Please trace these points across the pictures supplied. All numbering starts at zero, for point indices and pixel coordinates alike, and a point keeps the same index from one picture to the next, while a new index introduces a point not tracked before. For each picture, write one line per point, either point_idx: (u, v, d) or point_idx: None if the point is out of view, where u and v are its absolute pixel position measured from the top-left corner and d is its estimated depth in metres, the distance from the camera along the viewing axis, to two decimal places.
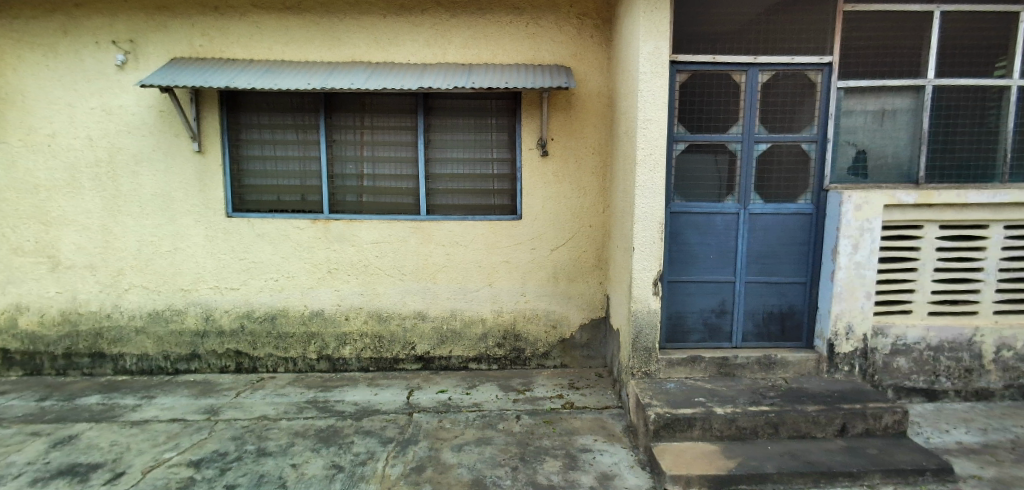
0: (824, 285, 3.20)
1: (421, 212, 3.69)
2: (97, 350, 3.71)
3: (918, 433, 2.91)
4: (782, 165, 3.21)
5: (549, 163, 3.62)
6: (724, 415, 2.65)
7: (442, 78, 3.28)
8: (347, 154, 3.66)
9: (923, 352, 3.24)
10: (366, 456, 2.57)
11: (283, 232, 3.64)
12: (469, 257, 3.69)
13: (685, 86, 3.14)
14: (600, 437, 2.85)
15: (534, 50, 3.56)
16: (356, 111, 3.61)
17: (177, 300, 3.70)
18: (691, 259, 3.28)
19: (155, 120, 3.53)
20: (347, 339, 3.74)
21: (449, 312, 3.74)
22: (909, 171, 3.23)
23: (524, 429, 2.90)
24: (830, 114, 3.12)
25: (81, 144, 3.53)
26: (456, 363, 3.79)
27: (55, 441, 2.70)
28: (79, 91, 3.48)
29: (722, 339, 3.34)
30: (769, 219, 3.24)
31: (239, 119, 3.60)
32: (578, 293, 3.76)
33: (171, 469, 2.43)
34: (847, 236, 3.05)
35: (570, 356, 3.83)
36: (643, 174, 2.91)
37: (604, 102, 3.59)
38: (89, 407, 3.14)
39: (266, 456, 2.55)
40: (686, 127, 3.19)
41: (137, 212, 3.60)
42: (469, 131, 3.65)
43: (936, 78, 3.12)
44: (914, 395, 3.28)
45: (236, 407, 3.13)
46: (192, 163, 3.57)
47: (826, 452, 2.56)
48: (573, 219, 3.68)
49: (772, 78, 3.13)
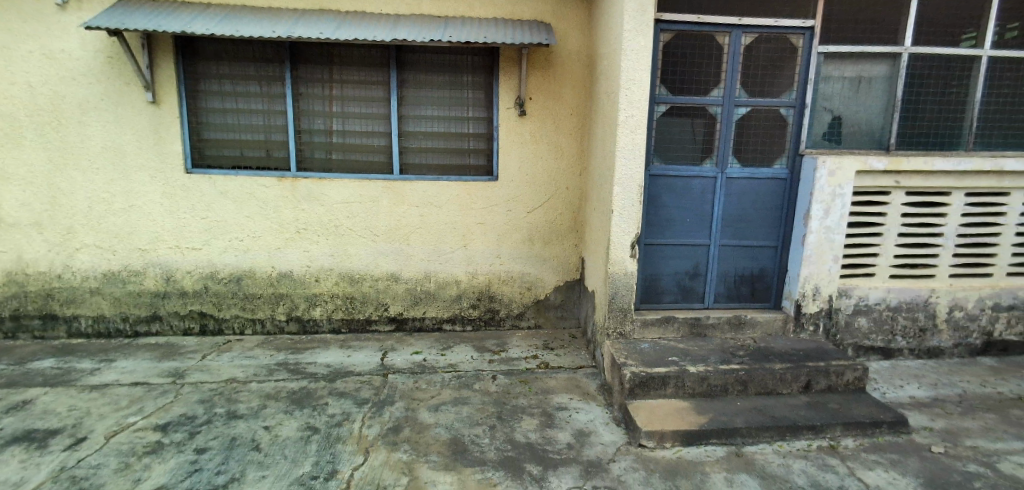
0: (794, 249, 3.27)
1: (393, 171, 3.54)
2: (48, 312, 3.50)
3: (874, 389, 3.07)
4: (761, 130, 3.21)
5: (527, 123, 3.52)
6: (696, 373, 2.72)
7: (417, 30, 3.08)
8: (314, 109, 3.45)
9: (882, 313, 3.38)
10: (341, 417, 2.54)
11: (247, 190, 3.45)
12: (444, 217, 3.60)
13: (667, 46, 3.06)
14: (575, 395, 2.89)
15: (512, 4, 3.39)
16: (323, 62, 3.39)
17: (135, 261, 3.50)
18: (668, 222, 3.28)
19: (101, 66, 3.22)
20: (318, 300, 3.64)
21: (423, 274, 3.67)
22: (880, 138, 3.27)
23: (500, 388, 2.92)
24: (809, 80, 3.11)
25: (18, 91, 3.21)
26: (431, 324, 3.76)
27: (7, 407, 2.53)
28: (12, 31, 3.13)
29: (695, 301, 3.40)
30: (745, 184, 3.26)
31: (196, 68, 3.33)
32: (553, 255, 3.75)
33: (136, 433, 2.33)
34: (820, 201, 3.09)
35: (544, 317, 3.85)
36: (624, 136, 2.85)
37: (584, 61, 3.47)
38: (42, 371, 2.96)
39: (237, 419, 2.48)
40: (668, 88, 3.12)
41: (85, 166, 3.33)
42: (444, 88, 3.49)
43: (913, 45, 3.12)
44: (872, 354, 3.44)
45: (202, 370, 3.03)
46: (145, 114, 3.30)
47: (791, 407, 2.68)
48: (549, 181, 3.62)
49: (755, 41, 3.08)
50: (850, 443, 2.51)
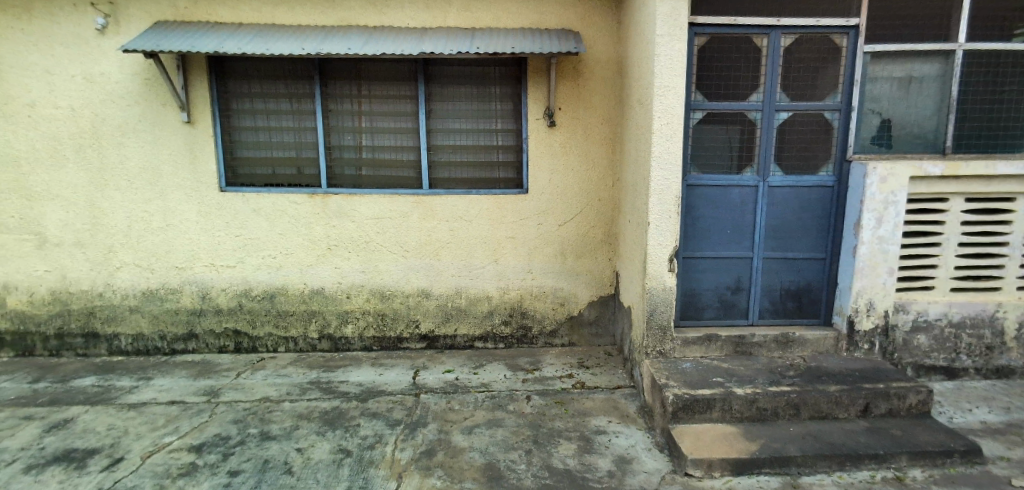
0: (844, 261, 3.07)
1: (423, 186, 3.52)
2: (90, 330, 3.58)
3: (940, 413, 2.84)
4: (804, 136, 3.05)
5: (556, 134, 3.44)
6: (744, 396, 2.56)
7: (444, 42, 3.06)
8: (344, 125, 3.47)
9: (944, 330, 3.14)
10: (373, 440, 2.48)
11: (280, 208, 3.48)
12: (474, 232, 3.54)
13: (702, 50, 2.95)
14: (613, 418, 2.76)
15: (539, 14, 3.34)
16: (352, 78, 3.41)
17: (172, 279, 3.56)
18: (706, 234, 3.13)
19: (140, 88, 3.31)
20: (349, 318, 3.63)
21: (454, 290, 3.61)
22: (934, 141, 3.06)
23: (535, 410, 2.82)
24: (855, 81, 2.94)
25: (63, 114, 3.33)
26: (462, 341, 3.69)
27: (50, 425, 2.57)
28: (57, 57, 3.26)
29: (737, 317, 3.23)
30: (788, 192, 3.09)
31: (229, 87, 3.39)
32: (586, 269, 3.64)
33: (171, 454, 2.32)
34: (871, 210, 2.89)
35: (578, 334, 3.73)
36: (659, 145, 2.74)
37: (613, 68, 3.39)
38: (83, 390, 3.01)
39: (270, 440, 2.45)
40: (704, 94, 3.00)
41: (125, 186, 3.42)
42: (472, 101, 3.46)
43: (967, 42, 2.92)
44: (933, 373, 3.20)
45: (237, 388, 3.03)
46: (181, 134, 3.37)
47: (849, 433, 2.49)
48: (580, 193, 3.53)
49: (795, 42, 2.94)
50: (918, 474, 2.31)
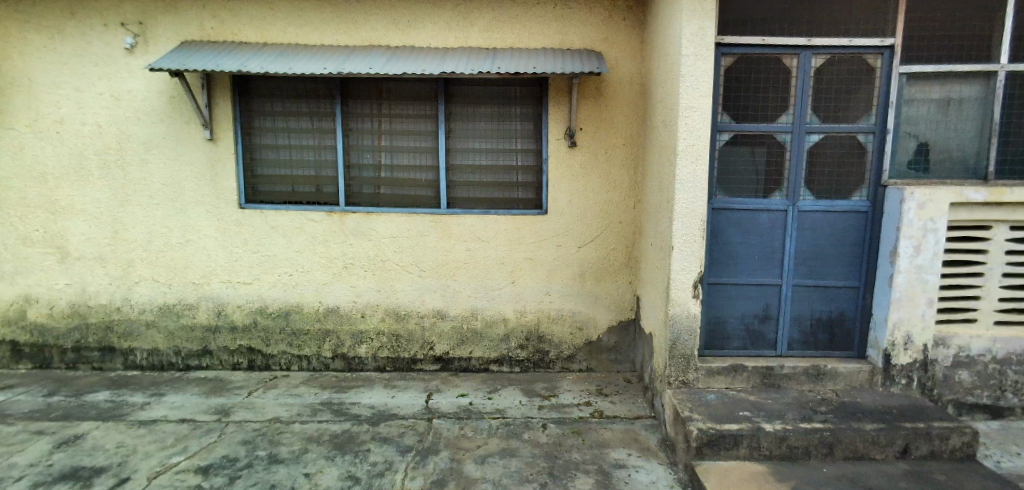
0: (880, 290, 2.92)
1: (441, 206, 3.49)
2: (107, 344, 3.60)
3: (986, 456, 2.63)
4: (835, 159, 2.94)
5: (577, 154, 3.40)
6: (773, 432, 2.42)
7: (465, 62, 3.06)
8: (364, 143, 3.48)
9: (988, 366, 2.94)
10: (383, 467, 2.39)
11: (298, 225, 3.48)
12: (491, 253, 3.49)
13: (729, 71, 2.88)
14: (633, 451, 2.63)
15: (561, 34, 3.33)
16: (374, 97, 3.43)
17: (189, 294, 3.56)
18: (733, 259, 3.02)
19: (165, 106, 3.38)
20: (364, 338, 3.58)
21: (470, 311, 3.54)
22: (976, 167, 2.92)
23: (551, 440, 2.70)
24: (890, 104, 2.83)
25: (90, 130, 3.40)
26: (477, 364, 3.60)
27: (60, 441, 2.54)
28: (88, 75, 3.35)
29: (765, 347, 3.09)
30: (819, 217, 2.97)
31: (252, 105, 3.44)
32: (606, 293, 3.54)
33: (178, 475, 2.26)
34: (908, 237, 2.76)
35: (596, 359, 3.61)
36: (684, 167, 2.66)
37: (636, 89, 3.34)
38: (96, 405, 3.00)
39: (278, 464, 2.38)
40: (731, 115, 2.93)
41: (147, 202, 3.47)
42: (492, 120, 3.44)
43: (1010, 63, 2.80)
44: (977, 413, 2.99)
45: (247, 407, 2.98)
46: (204, 150, 3.42)
47: (888, 476, 2.32)
48: (600, 215, 3.46)
49: (826, 64, 2.86)
50: None
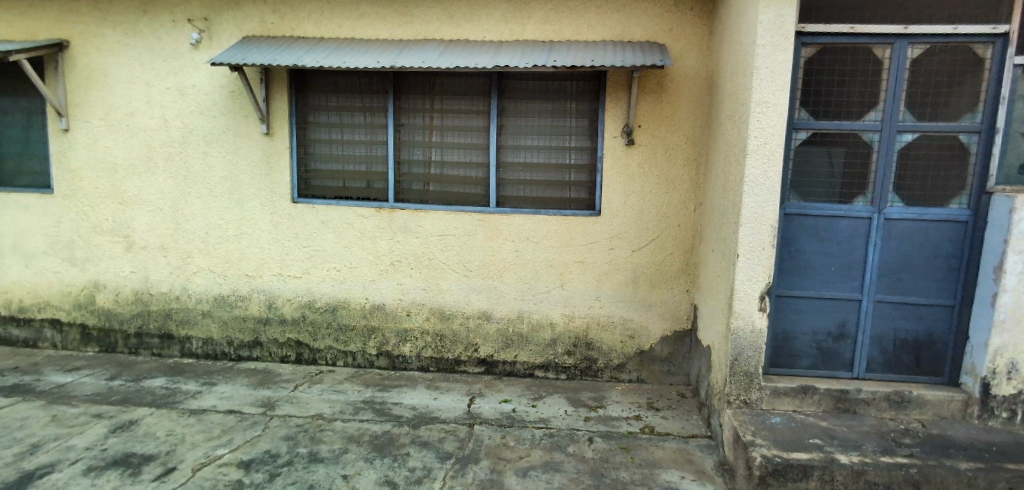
0: (980, 310, 2.53)
1: (489, 205, 3.39)
2: (166, 331, 3.75)
3: None
4: (931, 161, 2.60)
5: (633, 153, 3.21)
6: (849, 466, 2.15)
7: (519, 56, 2.94)
8: (414, 140, 3.44)
9: None
10: (421, 473, 2.31)
11: (346, 221, 3.49)
12: (539, 255, 3.35)
13: (810, 63, 2.62)
14: (687, 473, 2.42)
15: (621, 26, 3.15)
16: (426, 93, 3.38)
17: (242, 286, 3.65)
18: (807, 270, 2.74)
19: (225, 101, 3.47)
20: (408, 336, 3.55)
21: (517, 314, 3.43)
22: None
23: (598, 456, 2.53)
24: (1002, 98, 2.45)
25: (156, 124, 3.55)
26: (521, 369, 3.48)
27: (116, 426, 2.64)
28: (156, 71, 3.50)
29: (840, 368, 2.79)
30: (910, 226, 2.65)
31: (307, 100, 3.47)
32: (661, 300, 3.33)
33: (221, 468, 2.28)
34: (1019, 252, 2.33)
35: (648, 370, 3.41)
36: (756, 168, 2.42)
37: (702, 84, 3.11)
38: (152, 390, 3.11)
39: (317, 463, 2.35)
40: (810, 111, 2.66)
41: (205, 194, 3.58)
42: (545, 117, 3.31)
43: None
44: None
45: (292, 402, 3.00)
46: (259, 145, 3.49)
47: None
48: (658, 217, 3.25)
49: (925, 54, 2.54)
50: None
